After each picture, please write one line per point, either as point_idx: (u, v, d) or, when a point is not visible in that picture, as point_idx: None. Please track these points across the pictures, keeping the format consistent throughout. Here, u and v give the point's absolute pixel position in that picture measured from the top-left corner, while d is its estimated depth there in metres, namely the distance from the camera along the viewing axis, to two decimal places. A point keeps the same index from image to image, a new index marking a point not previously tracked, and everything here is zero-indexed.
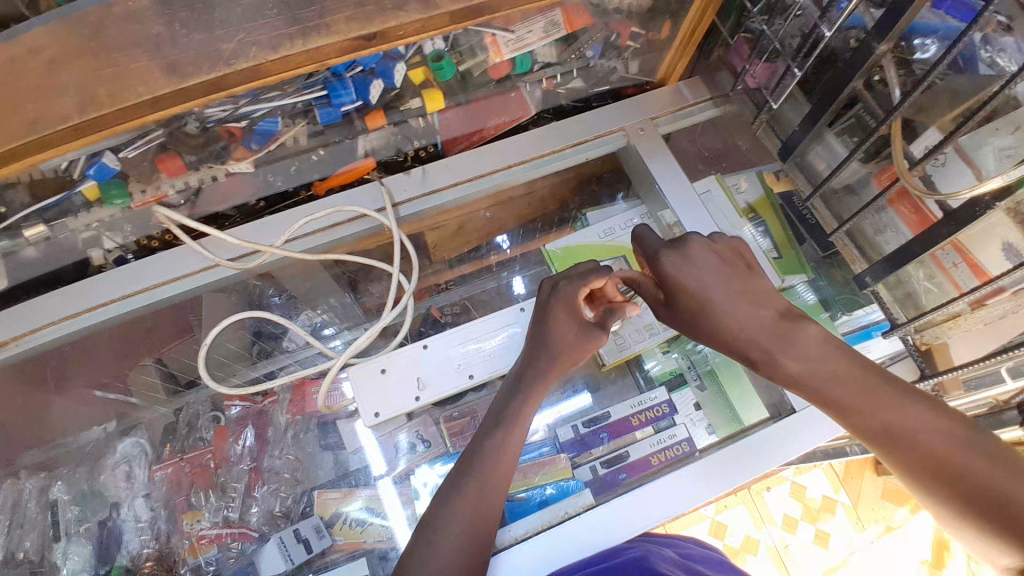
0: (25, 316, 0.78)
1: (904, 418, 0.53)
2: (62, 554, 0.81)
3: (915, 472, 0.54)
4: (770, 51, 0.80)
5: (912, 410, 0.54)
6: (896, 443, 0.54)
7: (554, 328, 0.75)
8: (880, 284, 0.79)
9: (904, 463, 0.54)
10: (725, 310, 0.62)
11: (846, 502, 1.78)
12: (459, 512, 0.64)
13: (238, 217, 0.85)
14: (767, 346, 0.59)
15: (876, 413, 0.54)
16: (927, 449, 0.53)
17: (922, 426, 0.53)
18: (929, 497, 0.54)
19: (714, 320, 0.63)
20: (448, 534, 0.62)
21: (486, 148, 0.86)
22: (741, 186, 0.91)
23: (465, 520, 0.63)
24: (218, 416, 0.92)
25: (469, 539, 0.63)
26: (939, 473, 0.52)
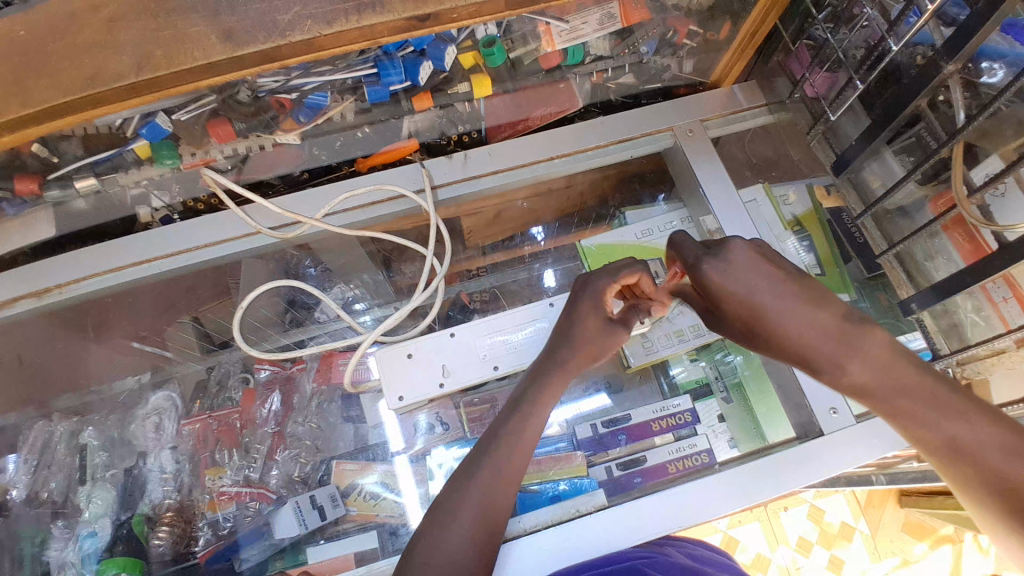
0: (72, 264, 0.81)
1: (967, 431, 0.52)
2: (85, 498, 0.84)
3: (972, 488, 0.52)
4: (833, 61, 0.76)
5: (976, 423, 0.52)
6: (956, 457, 0.52)
7: (581, 322, 0.75)
8: (926, 312, 0.76)
9: (964, 481, 0.52)
10: (778, 310, 0.56)
11: (864, 530, 1.74)
12: (473, 495, 0.64)
13: (283, 188, 0.85)
14: (828, 347, 0.55)
15: (941, 425, 0.53)
16: (989, 467, 0.51)
17: (984, 441, 0.51)
18: (984, 514, 0.53)
19: (766, 316, 0.57)
20: (458, 518, 0.63)
21: (528, 138, 0.85)
22: (788, 198, 0.89)
23: (476, 506, 0.64)
24: (247, 377, 0.96)
25: (480, 527, 0.63)
26: (1002, 492, 0.50)
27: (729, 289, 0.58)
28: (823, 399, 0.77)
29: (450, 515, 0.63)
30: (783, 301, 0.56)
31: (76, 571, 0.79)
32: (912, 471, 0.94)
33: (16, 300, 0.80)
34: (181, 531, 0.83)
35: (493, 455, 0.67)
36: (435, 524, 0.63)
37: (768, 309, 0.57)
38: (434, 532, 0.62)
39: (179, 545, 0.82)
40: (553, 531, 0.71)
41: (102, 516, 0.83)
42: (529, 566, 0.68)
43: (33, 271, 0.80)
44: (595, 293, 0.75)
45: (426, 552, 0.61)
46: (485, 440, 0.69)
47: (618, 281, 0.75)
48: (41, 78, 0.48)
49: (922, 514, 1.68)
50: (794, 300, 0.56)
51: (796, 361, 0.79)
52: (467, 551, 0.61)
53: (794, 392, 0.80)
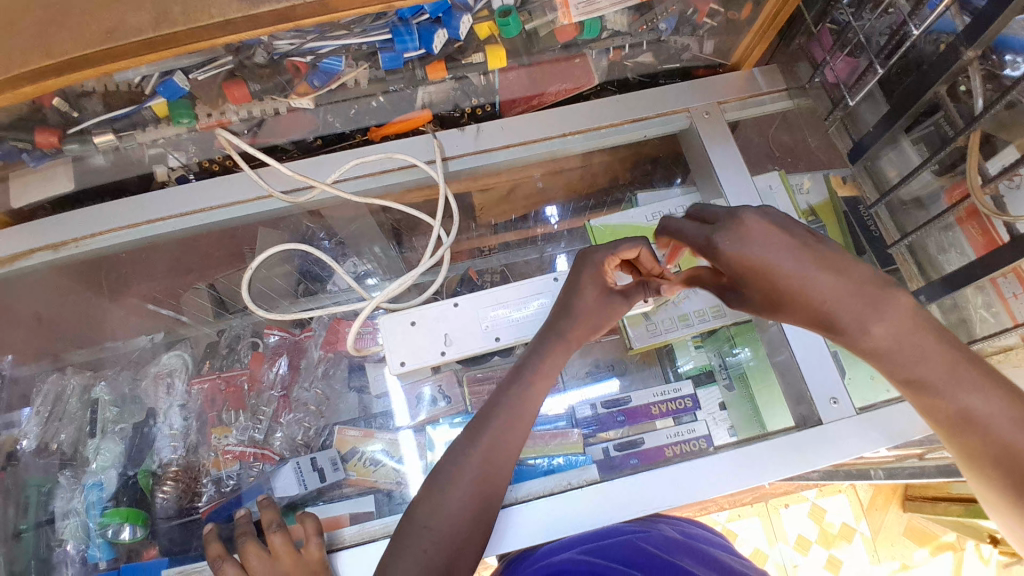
0: (90, 220, 0.82)
1: (982, 404, 0.52)
2: (94, 450, 0.88)
3: (981, 460, 0.53)
4: (854, 44, 0.75)
5: (992, 396, 0.52)
6: (966, 426, 0.53)
7: (580, 294, 0.76)
8: (936, 305, 0.75)
9: (972, 451, 0.53)
10: (796, 274, 0.53)
11: (865, 532, 1.73)
12: (473, 464, 0.65)
13: (296, 153, 0.86)
14: (848, 317, 0.53)
15: (955, 396, 0.53)
16: (999, 438, 0.51)
17: (997, 413, 0.51)
18: (989, 485, 0.53)
19: (779, 285, 0.53)
20: (456, 484, 0.63)
21: (543, 115, 0.84)
22: (804, 187, 0.86)
23: (474, 473, 0.64)
24: (257, 342, 0.98)
25: (479, 490, 0.64)
26: (1008, 463, 0.51)
27: (741, 256, 0.54)
28: (824, 390, 0.76)
29: (453, 473, 0.64)
30: (805, 269, 0.52)
31: (80, 519, 0.83)
32: (911, 468, 0.94)
33: (33, 253, 0.82)
34: (186, 487, 0.85)
35: (493, 419, 0.68)
36: (434, 486, 0.64)
37: (786, 276, 0.53)
38: (434, 495, 0.63)
39: (183, 500, 0.84)
40: (545, 504, 0.72)
41: (110, 466, 0.87)
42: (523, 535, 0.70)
43: (49, 226, 0.82)
44: (594, 265, 0.76)
45: (418, 524, 0.61)
46: (484, 411, 0.70)
47: (617, 255, 0.75)
48: (59, 29, 0.49)
49: (925, 518, 1.66)
50: (814, 269, 0.52)
51: (799, 352, 0.79)
52: (466, 517, 0.62)
53: (795, 378, 0.80)
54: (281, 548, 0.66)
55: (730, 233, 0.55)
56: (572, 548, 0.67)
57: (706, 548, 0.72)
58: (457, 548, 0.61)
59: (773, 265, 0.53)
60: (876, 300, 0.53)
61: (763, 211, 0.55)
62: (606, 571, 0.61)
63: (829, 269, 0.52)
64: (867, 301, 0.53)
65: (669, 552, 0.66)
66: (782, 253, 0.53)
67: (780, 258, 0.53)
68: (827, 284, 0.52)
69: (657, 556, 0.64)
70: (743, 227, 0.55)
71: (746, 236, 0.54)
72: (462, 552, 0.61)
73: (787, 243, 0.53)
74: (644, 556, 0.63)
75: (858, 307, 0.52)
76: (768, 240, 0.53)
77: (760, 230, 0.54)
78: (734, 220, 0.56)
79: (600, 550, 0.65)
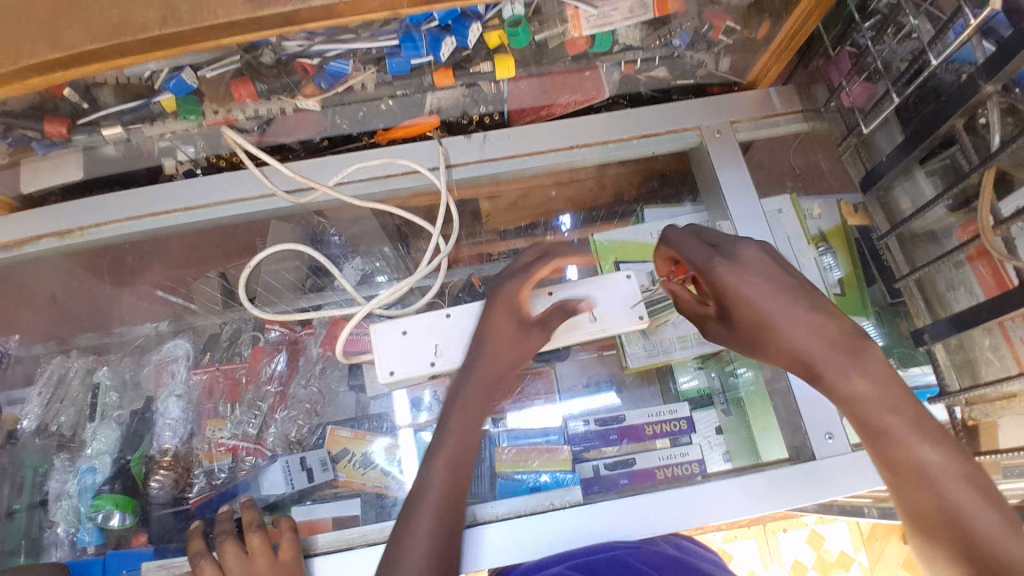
0: (95, 208, 0.83)
1: (936, 459, 0.53)
2: (92, 433, 0.90)
3: (927, 517, 0.53)
4: (873, 70, 0.73)
5: (945, 456, 0.53)
6: (919, 480, 0.54)
7: (516, 331, 0.73)
8: (938, 345, 0.73)
9: (919, 507, 0.53)
10: (783, 319, 0.58)
11: (864, 562, 1.70)
12: (438, 477, 0.66)
13: (302, 151, 0.86)
14: (821, 366, 0.57)
15: (916, 449, 0.54)
16: (948, 497, 0.52)
17: (948, 473, 0.53)
18: (927, 547, 0.53)
19: (764, 318, 0.59)
20: (423, 498, 0.65)
21: (552, 124, 0.83)
22: (815, 213, 0.85)
23: (440, 487, 0.66)
24: (258, 336, 0.98)
25: (448, 516, 0.65)
26: (952, 522, 0.51)
27: (734, 288, 0.60)
28: (820, 424, 0.74)
29: (421, 502, 0.65)
30: (795, 321, 0.58)
31: (72, 503, 0.84)
32: None
33: (38, 239, 0.83)
34: (178, 476, 0.86)
35: (454, 433, 0.69)
36: (406, 518, 0.64)
37: (775, 324, 0.58)
38: (409, 524, 0.63)
39: (176, 489, 0.85)
40: (521, 523, 0.71)
41: (104, 452, 0.88)
42: (494, 553, 0.69)
43: (57, 212, 0.83)
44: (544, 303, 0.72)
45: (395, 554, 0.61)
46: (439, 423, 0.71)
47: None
48: (69, 22, 0.50)
49: None
50: (796, 308, 0.58)
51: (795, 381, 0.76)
52: (439, 547, 0.62)
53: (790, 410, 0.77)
54: (258, 548, 0.65)
55: (734, 266, 0.60)
56: (557, 564, 0.67)
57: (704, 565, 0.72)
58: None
59: (762, 302, 0.59)
60: (852, 348, 0.57)
61: (759, 254, 0.62)
62: None
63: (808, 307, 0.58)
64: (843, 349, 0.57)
65: (660, 569, 0.66)
66: (769, 291, 0.59)
67: (770, 296, 0.59)
68: (804, 326, 0.58)
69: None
70: (746, 263, 0.61)
71: (744, 265, 0.60)
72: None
73: (773, 283, 0.60)
74: (636, 573, 0.64)
75: (832, 356, 0.57)
76: (764, 276, 0.60)
77: (759, 266, 0.61)
78: (736, 255, 0.62)
79: (590, 567, 0.66)
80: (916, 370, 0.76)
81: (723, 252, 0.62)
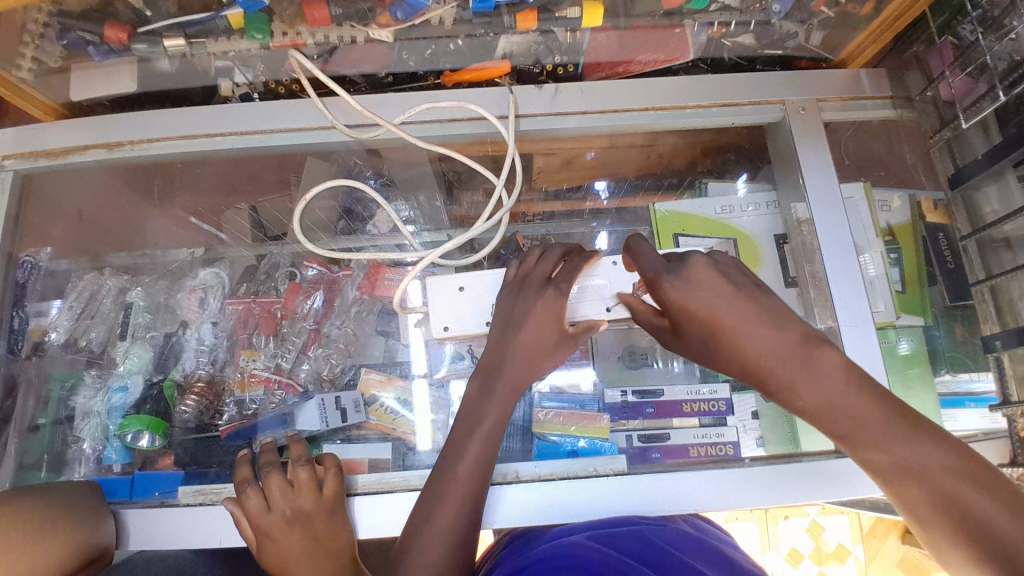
0: (145, 122, 0.79)
1: (911, 450, 0.50)
2: (125, 353, 0.89)
3: (921, 509, 0.51)
4: (977, 65, 0.69)
5: (917, 443, 0.50)
6: (902, 476, 0.51)
7: (542, 336, 0.68)
8: (1006, 353, 0.70)
9: (909, 498, 0.51)
10: (736, 338, 0.53)
11: (859, 556, 1.75)
12: (472, 455, 0.65)
13: (363, 87, 0.82)
14: (785, 377, 0.52)
15: (890, 449, 0.50)
16: (935, 483, 0.49)
17: (931, 460, 0.50)
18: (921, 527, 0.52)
19: (722, 331, 0.53)
20: (453, 482, 0.64)
21: (629, 82, 0.78)
22: (889, 204, 0.81)
23: (468, 469, 0.64)
24: (294, 273, 0.96)
25: (479, 484, 0.65)
26: (943, 506, 0.49)
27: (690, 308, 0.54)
28: None
29: (451, 472, 0.65)
30: (750, 335, 0.53)
31: (101, 420, 0.84)
32: None
33: (86, 149, 0.80)
34: (208, 403, 0.85)
35: (496, 403, 0.68)
36: (441, 481, 0.64)
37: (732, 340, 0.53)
38: (441, 492, 0.63)
39: (205, 414, 0.85)
40: (553, 486, 0.69)
41: (136, 372, 0.88)
42: (524, 513, 0.68)
43: (104, 123, 0.80)
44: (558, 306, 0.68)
45: (422, 520, 0.62)
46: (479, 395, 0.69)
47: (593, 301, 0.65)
48: None
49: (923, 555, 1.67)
50: (753, 322, 0.53)
51: None
52: (468, 513, 0.63)
53: None
54: (304, 483, 0.63)
55: (685, 281, 0.54)
56: (579, 532, 0.67)
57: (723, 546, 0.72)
58: (462, 542, 0.62)
59: (718, 313, 0.53)
60: (806, 354, 0.52)
61: (709, 260, 0.55)
62: (615, 563, 0.62)
63: (764, 320, 0.53)
64: (804, 359, 0.52)
65: (678, 547, 0.66)
66: (725, 303, 0.53)
67: (726, 309, 0.53)
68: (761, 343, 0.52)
69: (671, 555, 0.64)
70: (697, 276, 0.54)
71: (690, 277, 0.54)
72: (467, 543, 0.63)
73: (726, 291, 0.53)
74: (656, 547, 0.65)
75: (786, 366, 0.52)
76: (715, 290, 0.54)
77: (710, 278, 0.54)
78: (685, 267, 0.55)
79: (612, 538, 0.66)
80: (972, 375, 0.75)
81: (678, 264, 0.55)
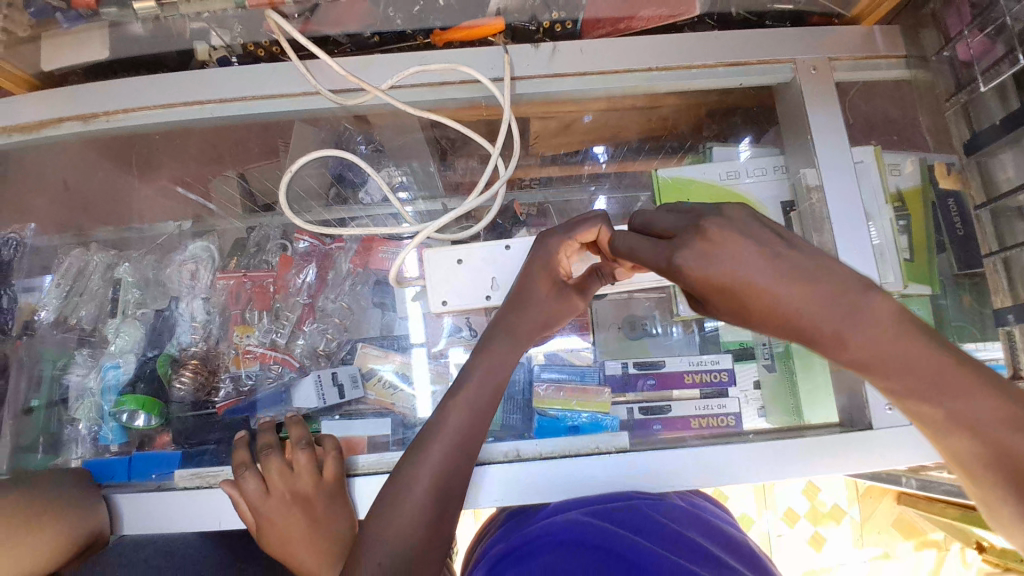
0: (122, 90, 0.75)
1: (973, 407, 0.37)
2: (115, 330, 0.87)
3: (973, 470, 0.38)
4: (997, 26, 0.65)
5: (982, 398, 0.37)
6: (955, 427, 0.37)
7: (535, 285, 0.68)
8: (1019, 327, 0.68)
9: (972, 466, 0.38)
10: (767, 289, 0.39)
11: (855, 517, 1.83)
12: (460, 417, 0.61)
13: (349, 48, 0.77)
14: (826, 329, 0.38)
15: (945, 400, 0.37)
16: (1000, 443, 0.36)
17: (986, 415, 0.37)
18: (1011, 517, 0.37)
19: (752, 307, 0.40)
20: (431, 446, 0.59)
21: (629, 40, 0.74)
22: (900, 168, 0.78)
23: (454, 435, 0.60)
24: (286, 245, 0.93)
25: (458, 454, 0.60)
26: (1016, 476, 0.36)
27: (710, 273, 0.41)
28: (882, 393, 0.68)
29: (430, 438, 0.60)
30: (765, 269, 0.39)
31: (96, 399, 0.83)
32: (945, 481, 0.90)
33: (61, 121, 0.76)
34: (204, 380, 0.83)
35: (487, 368, 0.65)
36: (419, 446, 0.60)
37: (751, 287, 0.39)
38: (418, 457, 0.59)
39: (201, 392, 0.82)
40: (550, 465, 0.67)
41: (128, 350, 0.85)
42: (515, 493, 0.67)
43: (76, 92, 0.76)
44: (547, 254, 0.66)
45: (394, 491, 0.57)
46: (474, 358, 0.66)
47: (573, 239, 0.64)
48: None
49: (916, 514, 1.72)
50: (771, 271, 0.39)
51: None
52: (445, 484, 0.58)
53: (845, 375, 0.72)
54: (304, 466, 0.64)
55: (695, 243, 0.43)
56: (574, 508, 0.67)
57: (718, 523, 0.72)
58: (436, 516, 0.57)
59: (746, 276, 0.40)
60: (850, 305, 0.38)
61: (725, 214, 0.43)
62: (614, 535, 0.60)
63: (787, 270, 0.39)
64: (844, 311, 0.37)
65: (678, 522, 0.66)
66: (750, 261, 0.40)
67: (754, 268, 0.39)
68: (795, 297, 0.38)
69: (670, 527, 0.64)
70: (710, 235, 0.42)
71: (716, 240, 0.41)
72: (443, 518, 0.57)
73: (752, 250, 0.40)
74: (656, 521, 0.64)
75: (831, 314, 0.38)
76: (737, 249, 0.41)
77: (731, 241, 0.41)
78: (697, 231, 0.43)
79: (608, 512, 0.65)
80: (978, 344, 0.72)
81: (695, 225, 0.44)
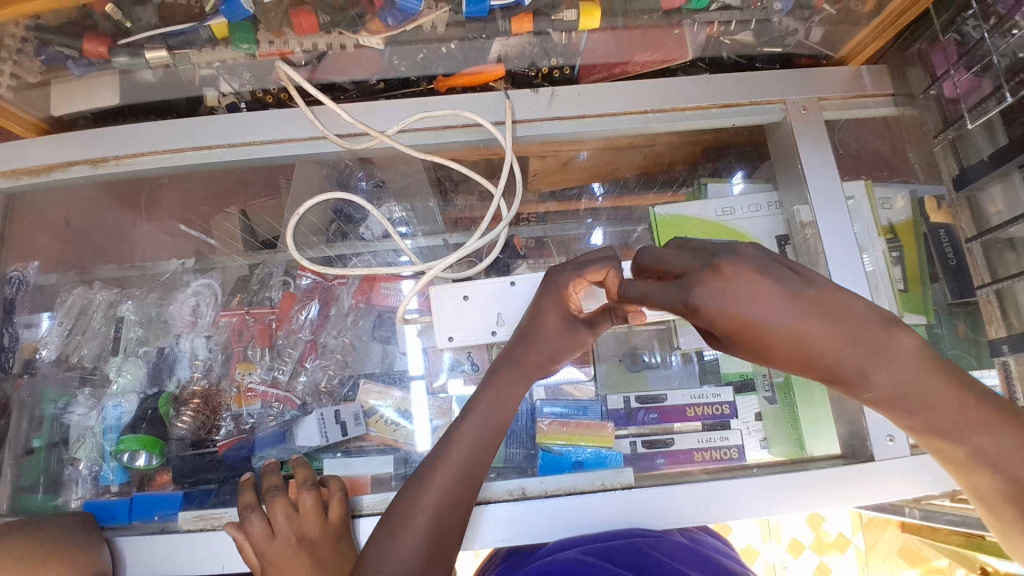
0: (135, 136, 0.77)
1: (989, 442, 0.43)
2: (117, 369, 0.87)
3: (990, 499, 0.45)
4: (984, 64, 0.67)
5: (995, 436, 0.43)
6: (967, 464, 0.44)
7: (545, 319, 0.69)
8: (1014, 357, 0.69)
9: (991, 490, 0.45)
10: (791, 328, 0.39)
11: (860, 545, 1.82)
12: (462, 449, 0.61)
13: (354, 94, 0.79)
14: (850, 368, 0.40)
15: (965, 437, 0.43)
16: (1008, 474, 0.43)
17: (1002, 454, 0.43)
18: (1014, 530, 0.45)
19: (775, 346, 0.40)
20: (432, 479, 0.59)
21: (625, 84, 0.76)
22: (891, 203, 0.80)
23: (455, 467, 0.60)
24: (288, 282, 0.93)
25: (460, 486, 0.60)
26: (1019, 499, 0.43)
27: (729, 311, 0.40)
28: (882, 425, 0.68)
29: (431, 470, 0.60)
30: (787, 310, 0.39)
31: (96, 439, 0.83)
32: (950, 511, 0.90)
33: (70, 166, 0.78)
34: (205, 419, 0.82)
35: (491, 407, 0.65)
36: (419, 480, 0.60)
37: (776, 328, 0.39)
38: (419, 490, 0.59)
39: (202, 430, 0.82)
40: (553, 502, 0.67)
41: (130, 390, 0.85)
42: (519, 530, 0.67)
43: (86, 137, 0.77)
44: (558, 288, 0.67)
45: (396, 525, 0.57)
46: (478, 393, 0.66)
47: (583, 278, 0.66)
48: None
49: (921, 542, 1.71)
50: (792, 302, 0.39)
51: None
52: (445, 517, 0.58)
53: (846, 407, 0.73)
54: (310, 508, 0.65)
55: (710, 277, 0.41)
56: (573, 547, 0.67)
57: (718, 559, 0.71)
58: (436, 549, 0.56)
59: (766, 319, 0.39)
60: (879, 347, 0.40)
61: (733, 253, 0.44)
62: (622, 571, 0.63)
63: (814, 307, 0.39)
64: (866, 351, 0.40)
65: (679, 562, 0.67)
66: (770, 303, 0.39)
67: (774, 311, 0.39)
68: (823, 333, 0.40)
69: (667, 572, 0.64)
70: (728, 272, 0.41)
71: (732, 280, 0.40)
72: (441, 553, 0.56)
73: (776, 291, 0.40)
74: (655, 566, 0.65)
75: (860, 354, 0.40)
76: (754, 289, 0.40)
77: (748, 280, 0.40)
78: (710, 269, 0.42)
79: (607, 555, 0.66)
80: (974, 372, 0.73)
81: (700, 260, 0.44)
